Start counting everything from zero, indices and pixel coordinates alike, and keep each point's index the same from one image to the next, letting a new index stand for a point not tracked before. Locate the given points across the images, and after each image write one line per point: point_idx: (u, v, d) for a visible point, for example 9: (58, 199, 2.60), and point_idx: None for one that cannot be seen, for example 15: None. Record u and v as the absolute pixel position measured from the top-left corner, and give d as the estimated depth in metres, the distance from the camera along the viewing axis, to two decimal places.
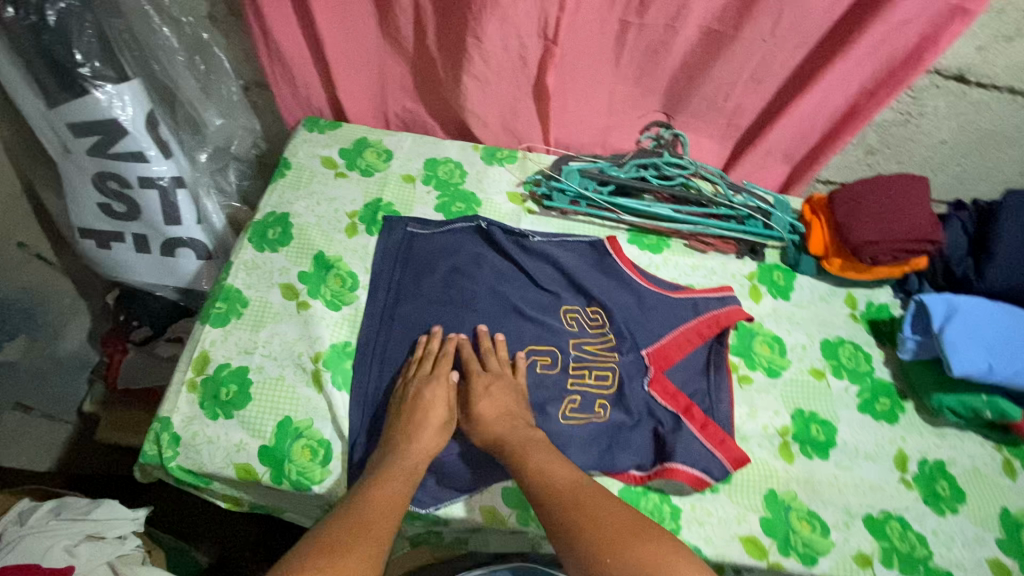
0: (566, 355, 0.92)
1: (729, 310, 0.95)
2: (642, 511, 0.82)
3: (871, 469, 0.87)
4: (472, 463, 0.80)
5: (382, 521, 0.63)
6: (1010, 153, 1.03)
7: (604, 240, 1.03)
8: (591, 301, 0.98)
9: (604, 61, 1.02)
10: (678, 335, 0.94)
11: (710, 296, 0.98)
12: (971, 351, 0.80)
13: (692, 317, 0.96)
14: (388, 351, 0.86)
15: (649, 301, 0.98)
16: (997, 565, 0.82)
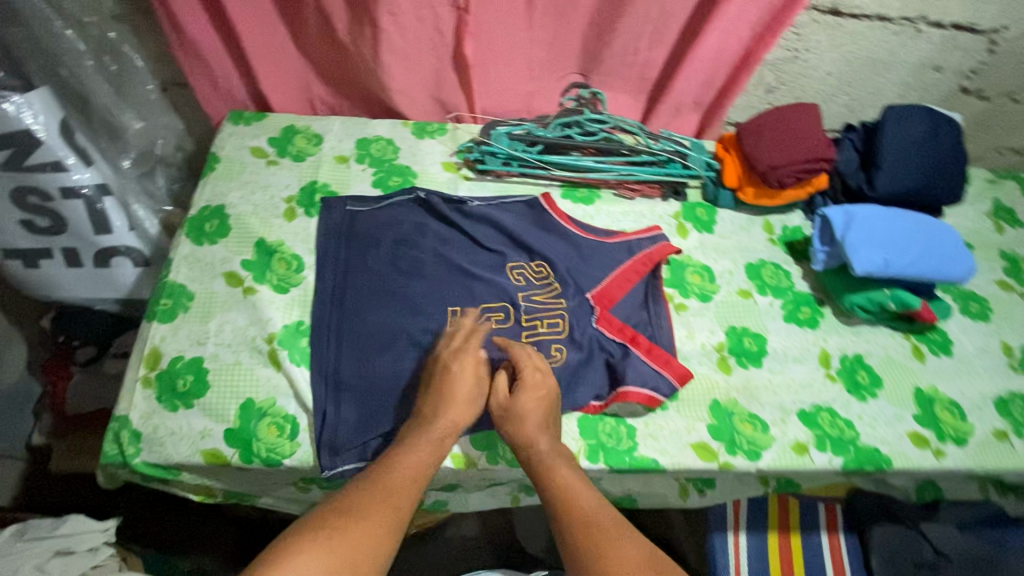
0: (518, 308, 0.95)
1: (660, 247, 1.02)
2: (601, 435, 0.88)
3: (800, 370, 0.96)
4: None
5: (401, 485, 0.67)
6: (891, 78, 1.13)
7: (539, 198, 1.07)
8: (534, 256, 1.01)
9: (518, 26, 1.06)
10: (618, 275, 0.99)
11: (642, 237, 1.04)
12: (869, 251, 0.90)
13: (627, 257, 1.01)
14: (343, 328, 0.89)
15: (586, 252, 1.02)
16: (913, 436, 0.92)
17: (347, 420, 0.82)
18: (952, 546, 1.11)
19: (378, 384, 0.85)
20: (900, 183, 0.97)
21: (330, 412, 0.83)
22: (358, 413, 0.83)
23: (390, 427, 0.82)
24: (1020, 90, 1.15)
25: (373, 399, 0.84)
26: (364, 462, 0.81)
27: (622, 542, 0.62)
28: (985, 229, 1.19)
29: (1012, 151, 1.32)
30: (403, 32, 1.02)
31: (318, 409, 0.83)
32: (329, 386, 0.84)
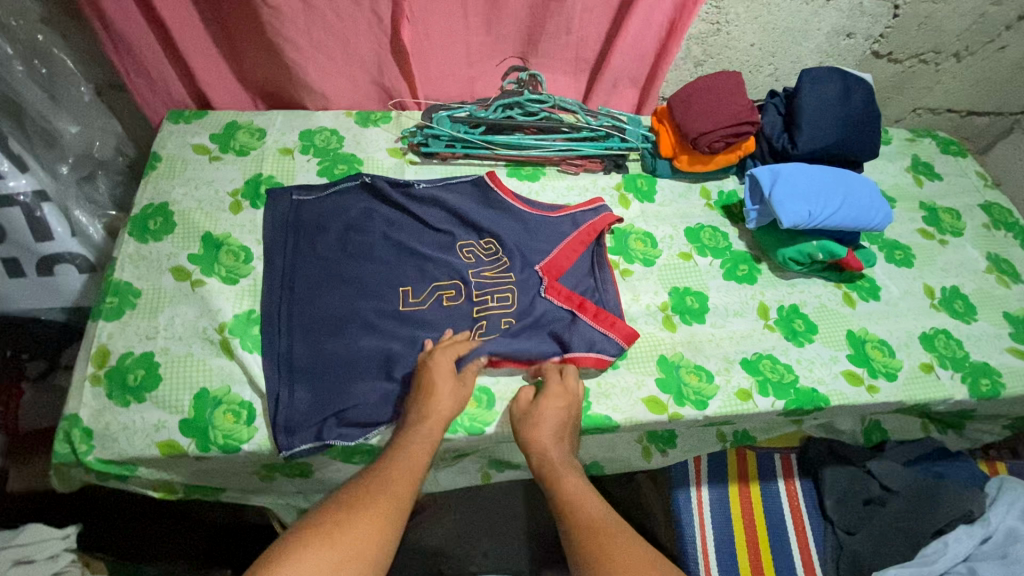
0: (469, 285, 0.96)
1: (603, 217, 1.04)
2: None
3: (740, 322, 1.01)
4: (393, 400, 0.85)
5: (396, 484, 0.70)
6: (809, 46, 1.20)
7: (485, 176, 1.08)
8: (483, 235, 1.02)
9: (452, 13, 1.08)
10: (564, 246, 1.01)
11: (585, 209, 1.06)
12: (795, 204, 0.96)
13: (572, 229, 1.04)
14: (295, 315, 0.90)
15: (533, 226, 1.04)
16: (848, 374, 0.97)
17: (302, 402, 0.84)
18: (900, 481, 1.17)
19: (332, 365, 0.87)
20: (820, 142, 1.04)
21: (284, 395, 0.84)
22: (313, 394, 0.84)
23: (344, 406, 0.84)
24: (926, 52, 1.23)
25: (327, 380, 0.86)
26: (320, 442, 0.82)
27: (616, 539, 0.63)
28: (904, 183, 1.27)
29: (927, 111, 1.42)
30: (339, 16, 1.03)
31: (271, 394, 0.84)
32: (282, 371, 0.85)
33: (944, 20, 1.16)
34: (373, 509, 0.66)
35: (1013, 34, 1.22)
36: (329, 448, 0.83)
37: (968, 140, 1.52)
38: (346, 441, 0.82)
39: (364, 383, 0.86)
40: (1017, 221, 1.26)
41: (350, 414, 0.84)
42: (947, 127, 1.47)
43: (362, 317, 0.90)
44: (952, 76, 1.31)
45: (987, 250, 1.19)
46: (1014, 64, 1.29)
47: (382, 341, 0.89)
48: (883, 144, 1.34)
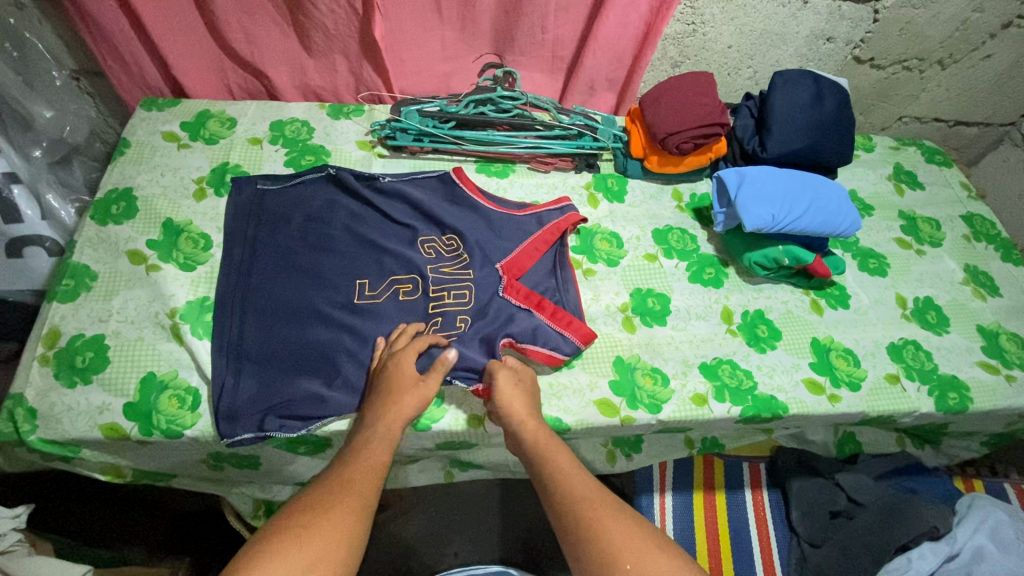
0: (426, 280, 0.95)
1: (568, 217, 1.03)
2: None
3: (701, 326, 1.00)
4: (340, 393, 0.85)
5: (364, 480, 0.68)
6: (788, 50, 1.18)
7: (450, 172, 1.07)
8: (445, 230, 1.01)
9: (425, 8, 1.08)
10: (527, 245, 0.99)
11: (551, 208, 1.05)
12: (759, 208, 0.94)
13: (537, 228, 1.02)
14: (247, 304, 0.90)
15: (497, 224, 1.02)
16: (809, 383, 0.95)
17: (245, 390, 0.83)
18: (868, 495, 1.15)
19: (280, 355, 0.86)
20: (790, 144, 1.02)
21: (229, 383, 0.83)
22: (258, 384, 0.84)
23: (288, 395, 0.83)
24: (910, 58, 1.21)
25: (274, 369, 0.85)
26: (260, 431, 0.81)
27: (613, 524, 0.66)
28: (884, 192, 1.25)
29: (913, 119, 1.39)
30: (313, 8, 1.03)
31: (216, 380, 0.83)
32: (229, 359, 0.85)
33: (926, 26, 1.14)
34: (341, 505, 0.63)
35: (998, 42, 1.20)
36: (270, 439, 0.82)
37: (957, 151, 1.50)
38: (287, 431, 0.82)
39: (311, 374, 0.86)
40: (1000, 233, 1.23)
41: (293, 404, 0.83)
42: (934, 137, 1.45)
43: (315, 307, 0.90)
44: (938, 84, 1.28)
45: (966, 262, 1.17)
46: (1001, 74, 1.27)
47: (333, 333, 0.88)
48: (865, 152, 1.32)
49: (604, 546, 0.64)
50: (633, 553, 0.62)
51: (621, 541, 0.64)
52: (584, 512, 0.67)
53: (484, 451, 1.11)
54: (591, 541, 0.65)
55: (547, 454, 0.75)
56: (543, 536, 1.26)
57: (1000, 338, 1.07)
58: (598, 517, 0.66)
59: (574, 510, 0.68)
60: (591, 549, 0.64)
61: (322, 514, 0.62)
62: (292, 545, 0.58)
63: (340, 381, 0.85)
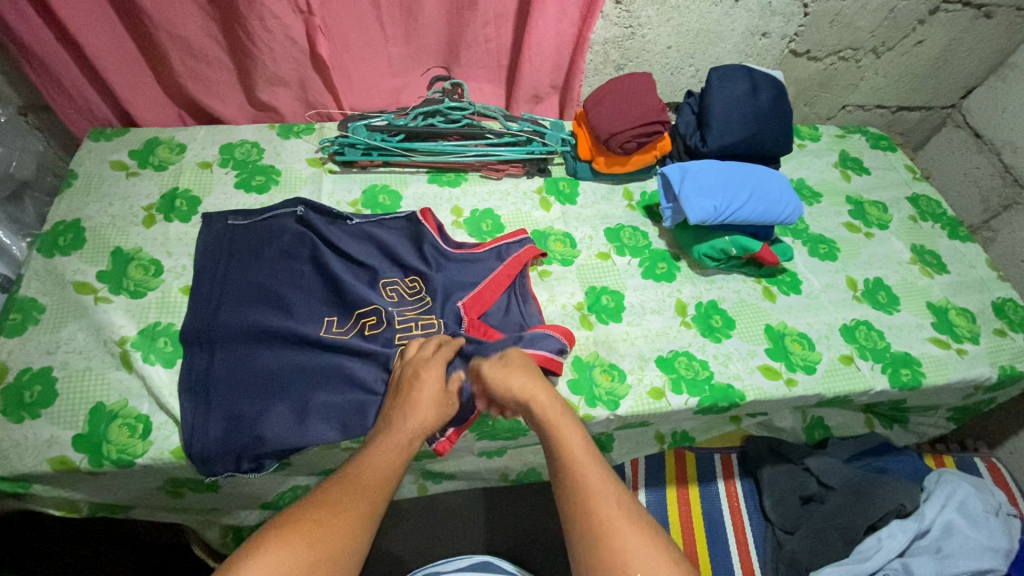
0: (377, 297, 0.95)
1: (526, 250, 1.02)
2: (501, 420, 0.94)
3: (656, 320, 1.01)
4: (302, 417, 0.84)
5: (373, 480, 0.68)
6: (726, 46, 1.21)
7: (418, 213, 1.05)
8: (409, 272, 1.00)
9: (368, 26, 1.11)
10: (490, 280, 0.98)
11: (508, 242, 1.03)
12: (700, 200, 0.96)
13: (497, 263, 1.01)
14: (212, 335, 0.88)
15: (455, 260, 1.01)
16: (765, 369, 0.96)
17: (216, 430, 0.81)
18: (837, 477, 1.15)
19: (249, 384, 0.85)
20: (729, 138, 1.04)
21: (198, 422, 0.81)
22: (217, 414, 0.82)
23: (256, 431, 0.82)
24: (844, 48, 1.25)
25: (243, 399, 0.84)
26: (238, 471, 0.82)
27: (625, 525, 0.62)
28: (831, 178, 1.28)
29: (857, 108, 1.43)
30: (253, 40, 1.05)
31: (186, 420, 0.82)
32: (197, 394, 0.83)
33: (855, 16, 1.18)
34: (349, 507, 0.63)
35: (928, 28, 1.24)
36: (254, 473, 0.83)
37: (902, 136, 1.54)
38: (265, 469, 0.83)
39: (274, 403, 0.84)
40: (945, 211, 1.27)
41: (259, 445, 0.81)
42: (879, 123, 1.49)
43: (281, 332, 0.89)
44: (875, 72, 1.32)
45: (912, 242, 1.20)
46: (935, 58, 1.31)
47: (295, 354, 0.89)
48: (812, 141, 1.35)
49: (610, 550, 0.61)
50: (642, 563, 0.59)
51: (630, 548, 0.60)
52: (596, 508, 0.64)
53: (455, 460, 1.11)
54: (598, 541, 0.62)
55: (560, 429, 0.72)
56: (524, 545, 1.24)
57: (950, 313, 1.09)
58: (608, 513, 0.63)
59: (585, 506, 0.64)
60: (600, 549, 0.61)
61: (329, 519, 0.62)
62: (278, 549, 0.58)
63: (310, 412, 0.84)
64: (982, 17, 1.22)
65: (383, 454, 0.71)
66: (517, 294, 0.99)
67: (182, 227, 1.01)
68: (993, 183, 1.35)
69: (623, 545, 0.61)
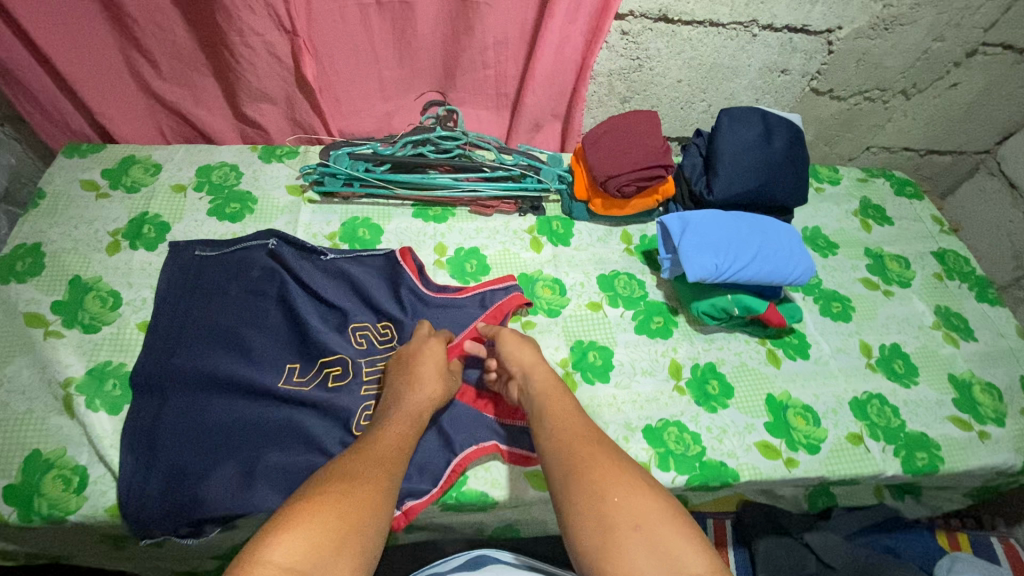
0: (353, 350, 0.89)
1: (511, 298, 0.94)
2: (469, 496, 0.82)
3: (647, 383, 0.92)
4: (246, 481, 0.77)
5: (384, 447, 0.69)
6: (742, 82, 1.12)
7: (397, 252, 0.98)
8: (382, 316, 0.93)
9: (358, 47, 1.05)
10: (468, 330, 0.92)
11: (493, 288, 0.96)
12: (700, 256, 0.88)
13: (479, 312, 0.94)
14: (166, 380, 0.83)
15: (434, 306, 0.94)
16: (763, 447, 0.87)
17: (154, 490, 0.75)
18: (839, 557, 1.06)
19: (196, 439, 0.79)
20: (737, 187, 0.96)
21: (137, 479, 0.76)
22: (159, 470, 0.76)
23: (195, 494, 0.75)
24: (871, 89, 1.16)
25: (187, 455, 0.78)
26: (174, 535, 0.76)
27: (605, 460, 0.66)
28: (850, 228, 1.19)
29: (882, 149, 1.33)
30: (235, 57, 1.00)
31: (123, 476, 0.76)
32: (140, 446, 0.78)
33: (884, 56, 1.08)
34: (357, 466, 0.65)
35: (964, 70, 1.14)
36: (192, 540, 0.77)
37: (929, 180, 1.44)
38: (203, 536, 0.76)
39: (221, 460, 0.78)
40: (974, 269, 1.17)
41: (196, 508, 0.75)
42: (906, 166, 1.38)
43: (237, 382, 0.83)
44: (904, 113, 1.22)
45: (936, 304, 1.10)
46: (971, 102, 1.21)
47: (250, 406, 0.83)
48: (830, 184, 1.25)
49: (591, 483, 0.63)
50: (623, 488, 0.62)
51: (607, 478, 0.63)
52: (573, 451, 0.67)
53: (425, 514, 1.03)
54: (579, 477, 0.64)
55: (545, 398, 0.76)
56: None
57: (973, 389, 0.99)
58: (588, 455, 0.66)
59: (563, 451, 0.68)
60: (581, 484, 0.63)
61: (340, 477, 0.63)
62: (303, 523, 0.55)
63: (255, 477, 0.77)
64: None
65: (393, 424, 0.73)
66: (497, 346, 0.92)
67: (146, 255, 0.96)
68: None
69: (600, 475, 0.64)
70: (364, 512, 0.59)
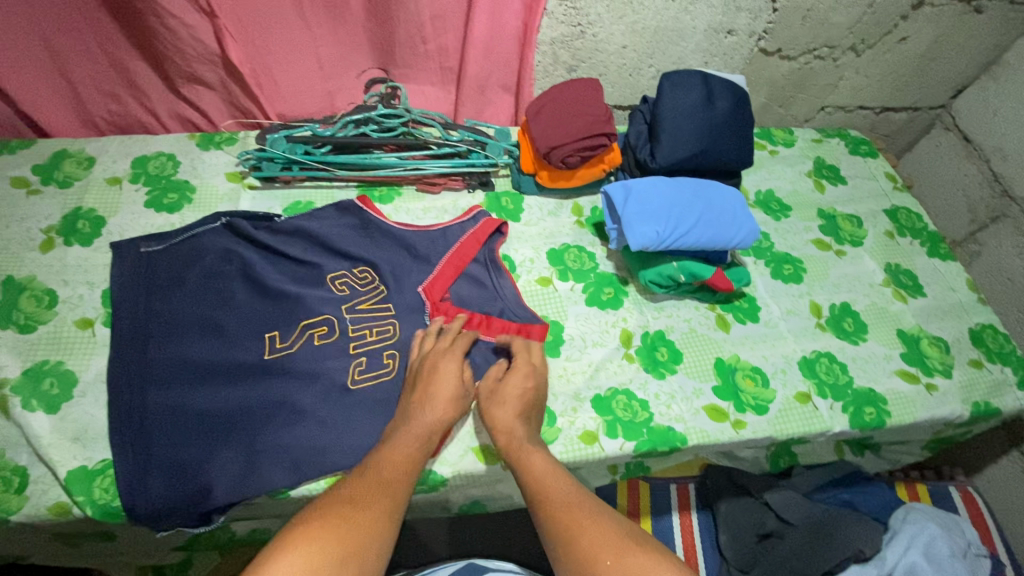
0: (342, 321, 0.91)
1: (483, 224, 1.00)
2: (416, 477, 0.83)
3: (597, 353, 0.92)
4: (246, 464, 0.79)
5: (396, 467, 0.68)
6: (688, 45, 1.10)
7: (356, 201, 1.02)
8: (357, 263, 0.97)
9: (290, 25, 1.01)
10: (446, 263, 0.96)
11: (465, 219, 1.02)
12: (643, 225, 0.87)
13: (452, 245, 0.99)
14: (146, 375, 0.83)
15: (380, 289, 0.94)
16: (710, 409, 0.88)
17: (157, 485, 0.77)
18: (797, 513, 1.07)
19: (189, 430, 0.80)
20: (681, 153, 0.94)
21: (137, 476, 0.77)
22: (159, 464, 0.78)
23: (200, 482, 0.78)
24: (820, 46, 1.14)
25: (183, 447, 0.79)
26: (187, 525, 0.78)
27: (592, 524, 0.62)
28: (803, 189, 1.18)
29: (837, 109, 1.32)
30: (157, 30, 0.96)
31: (122, 479, 0.77)
32: (132, 447, 0.78)
33: (830, 12, 1.07)
34: (368, 489, 0.64)
35: (913, 23, 1.12)
36: (203, 528, 0.80)
37: (887, 138, 1.43)
38: (213, 522, 0.79)
39: (220, 447, 0.80)
40: (925, 226, 1.17)
41: (203, 495, 0.77)
42: (862, 125, 1.38)
43: (221, 366, 0.85)
44: (855, 71, 1.21)
45: (888, 261, 1.10)
46: (922, 56, 1.20)
47: (239, 391, 0.84)
48: (785, 146, 1.24)
49: (578, 553, 0.59)
50: (611, 550, 0.59)
51: (595, 541, 0.60)
52: (560, 512, 0.64)
53: None
54: (567, 544, 0.61)
55: (528, 455, 0.73)
56: None
57: (921, 343, 1.00)
58: (575, 518, 0.63)
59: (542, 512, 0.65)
60: (568, 553, 0.60)
61: (354, 496, 0.62)
62: (306, 535, 0.55)
63: (257, 457, 0.80)
64: (973, 11, 1.11)
65: (399, 443, 0.72)
66: (472, 277, 0.97)
67: (82, 252, 0.94)
68: (981, 193, 1.25)
69: (590, 537, 0.60)
70: (365, 525, 0.58)
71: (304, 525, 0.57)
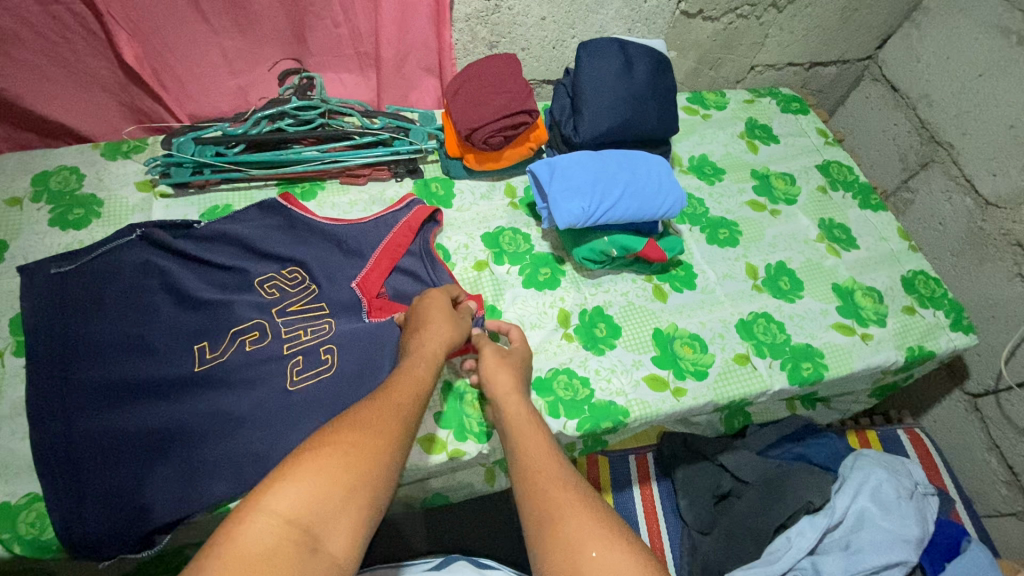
0: (274, 324, 0.87)
1: (416, 212, 0.98)
2: None
3: (536, 335, 0.91)
4: (183, 482, 0.75)
5: (408, 399, 0.66)
6: (608, 13, 1.08)
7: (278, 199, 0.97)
8: (286, 263, 0.93)
9: (187, 19, 0.95)
10: (380, 255, 0.94)
11: (397, 209, 0.99)
12: (569, 202, 0.86)
13: (386, 234, 0.96)
14: (69, 400, 0.78)
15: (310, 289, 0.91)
16: (650, 379, 0.88)
17: (91, 512, 0.72)
18: (752, 471, 1.10)
19: (122, 452, 0.76)
20: (603, 125, 0.93)
21: (70, 505, 0.73)
22: (93, 491, 0.73)
23: (140, 503, 0.73)
24: (741, 5, 1.13)
25: (118, 469, 0.75)
26: (129, 551, 0.74)
27: (579, 512, 0.59)
28: (736, 151, 1.18)
29: (767, 67, 1.31)
30: (37, 31, 0.89)
31: (54, 510, 0.72)
32: (62, 476, 0.74)
33: None
34: (373, 422, 0.61)
35: None
36: (148, 551, 0.75)
37: (820, 93, 1.43)
38: (158, 543, 0.75)
39: (158, 465, 0.76)
40: (857, 177, 1.19)
41: (142, 516, 0.73)
42: (794, 82, 1.38)
43: (150, 383, 0.80)
44: (780, 27, 1.21)
45: (822, 216, 1.11)
46: (843, 8, 1.20)
47: (171, 407, 0.79)
48: (717, 109, 1.24)
49: (562, 536, 0.57)
50: (596, 538, 0.56)
51: (579, 528, 0.58)
52: (546, 489, 0.62)
53: None
54: (549, 525, 0.59)
55: (524, 432, 0.70)
56: None
57: (857, 294, 1.02)
58: (564, 500, 0.61)
59: (533, 490, 0.63)
60: (549, 533, 0.58)
61: (362, 428, 0.60)
62: (308, 474, 0.54)
63: (197, 471, 0.76)
64: None
65: (415, 374, 0.70)
66: (406, 267, 0.95)
67: None
68: (910, 140, 1.27)
69: (573, 523, 0.58)
70: (367, 461, 0.57)
71: (306, 460, 0.55)
